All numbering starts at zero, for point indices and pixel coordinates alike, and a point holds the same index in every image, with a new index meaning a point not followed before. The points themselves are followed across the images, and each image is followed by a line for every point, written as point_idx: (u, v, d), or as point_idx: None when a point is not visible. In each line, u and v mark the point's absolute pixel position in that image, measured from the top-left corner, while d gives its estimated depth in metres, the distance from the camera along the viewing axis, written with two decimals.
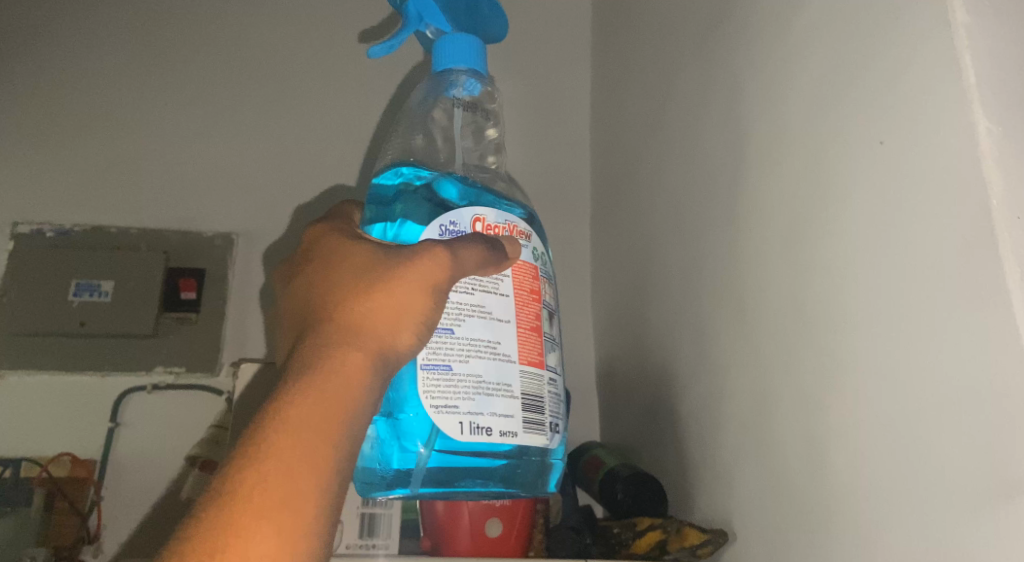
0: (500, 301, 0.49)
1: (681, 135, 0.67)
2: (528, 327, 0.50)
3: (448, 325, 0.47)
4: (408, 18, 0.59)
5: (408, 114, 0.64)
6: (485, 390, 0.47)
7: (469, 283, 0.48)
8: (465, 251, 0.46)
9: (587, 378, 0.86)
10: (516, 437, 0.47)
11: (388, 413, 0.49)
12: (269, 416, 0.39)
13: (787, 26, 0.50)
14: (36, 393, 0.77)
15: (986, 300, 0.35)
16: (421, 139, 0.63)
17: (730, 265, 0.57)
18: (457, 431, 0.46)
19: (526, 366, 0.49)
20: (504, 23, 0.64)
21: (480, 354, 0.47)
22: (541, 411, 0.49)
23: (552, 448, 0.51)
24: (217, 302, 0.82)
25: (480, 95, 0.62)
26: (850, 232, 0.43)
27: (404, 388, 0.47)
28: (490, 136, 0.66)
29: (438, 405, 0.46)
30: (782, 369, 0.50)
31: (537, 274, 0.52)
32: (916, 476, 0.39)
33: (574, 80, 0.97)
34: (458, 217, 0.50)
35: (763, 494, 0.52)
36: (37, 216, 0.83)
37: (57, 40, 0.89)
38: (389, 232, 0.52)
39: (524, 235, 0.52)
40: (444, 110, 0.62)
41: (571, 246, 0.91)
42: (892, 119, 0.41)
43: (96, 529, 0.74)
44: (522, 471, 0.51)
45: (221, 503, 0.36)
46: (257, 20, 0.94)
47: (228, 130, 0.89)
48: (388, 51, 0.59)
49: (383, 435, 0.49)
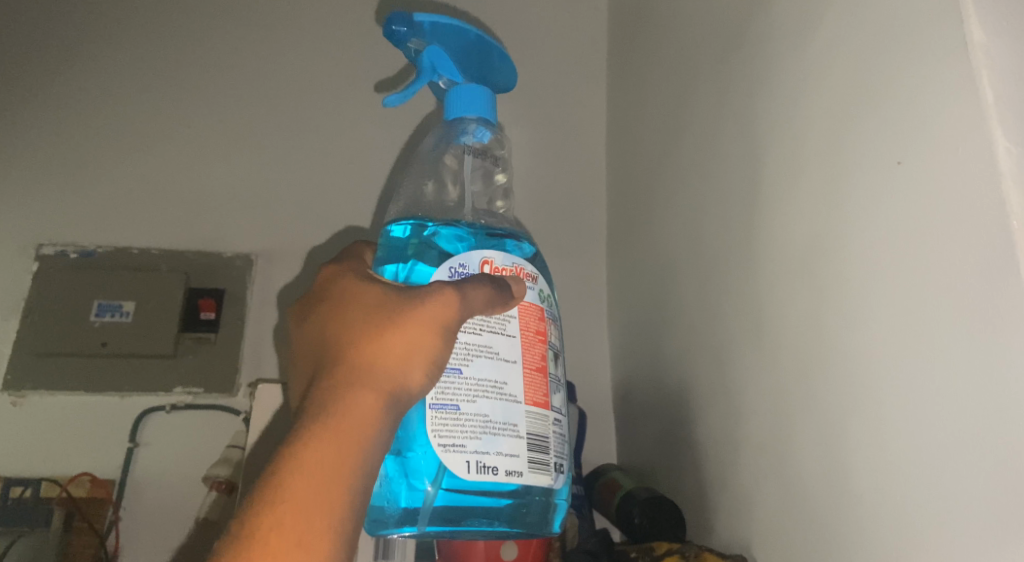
0: (507, 341, 0.49)
1: (695, 155, 0.67)
2: (534, 367, 0.50)
3: (456, 365, 0.47)
4: (422, 69, 0.61)
5: (419, 160, 0.66)
6: (492, 429, 0.47)
7: (476, 324, 0.48)
8: (473, 291, 0.47)
9: (602, 397, 0.86)
10: (521, 476, 0.47)
11: (396, 451, 0.48)
12: (286, 456, 0.40)
13: (799, 49, 0.51)
14: (56, 412, 0.77)
15: (997, 322, 0.35)
16: (432, 186, 0.63)
17: (748, 284, 0.56)
18: (464, 470, 0.46)
19: (532, 406, 0.49)
20: (513, 72, 0.65)
21: (487, 394, 0.47)
22: (547, 451, 0.49)
23: (557, 488, 0.50)
24: (235, 321, 0.83)
25: (490, 142, 0.63)
26: (869, 255, 0.43)
27: (412, 427, 0.47)
28: (499, 181, 0.68)
29: (445, 445, 0.46)
30: (802, 391, 0.49)
31: (542, 315, 0.52)
32: (939, 500, 0.38)
33: (591, 101, 0.98)
34: (467, 259, 0.50)
35: (782, 518, 0.51)
36: (61, 238, 0.84)
37: (84, 67, 0.92)
38: (401, 274, 0.52)
39: (531, 277, 0.52)
40: (455, 156, 0.62)
41: (587, 265, 0.91)
42: (914, 140, 0.40)
43: (114, 550, 0.74)
44: (526, 510, 0.50)
45: (239, 547, 0.36)
46: (280, 47, 0.96)
47: (249, 152, 0.91)
48: (403, 99, 0.61)
49: (392, 472, 0.49)
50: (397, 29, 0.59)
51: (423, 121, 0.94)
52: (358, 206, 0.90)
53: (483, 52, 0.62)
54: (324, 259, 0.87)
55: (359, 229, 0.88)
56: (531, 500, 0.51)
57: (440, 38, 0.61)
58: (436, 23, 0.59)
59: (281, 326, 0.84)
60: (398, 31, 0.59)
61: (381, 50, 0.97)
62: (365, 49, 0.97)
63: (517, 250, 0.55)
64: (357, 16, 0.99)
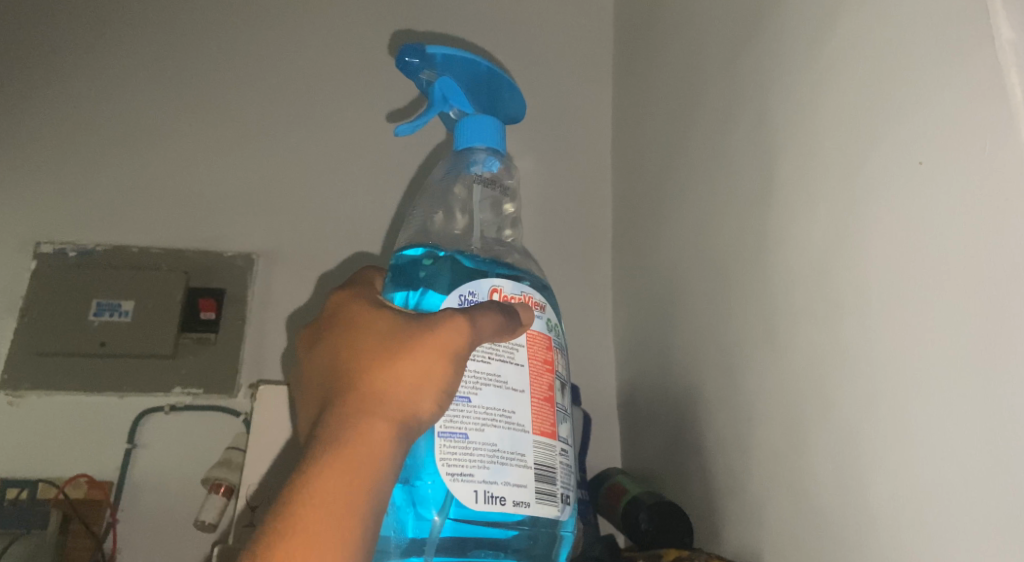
0: (516, 370, 0.48)
1: (704, 157, 0.66)
2: (541, 397, 0.49)
3: (465, 394, 0.46)
4: (433, 100, 0.62)
5: (430, 190, 0.65)
6: (500, 458, 0.46)
7: (485, 352, 0.47)
8: (483, 318, 0.46)
9: (606, 404, 0.84)
10: (529, 507, 0.46)
11: (405, 479, 0.47)
12: (296, 488, 0.39)
13: (814, 47, 0.50)
14: (53, 412, 0.76)
15: (1008, 318, 0.35)
16: (441, 216, 0.62)
17: (761, 288, 0.55)
18: (471, 500, 0.44)
19: (539, 436, 0.48)
20: (523, 103, 0.64)
21: (496, 424, 0.46)
22: (553, 482, 0.48)
23: (563, 520, 0.49)
24: (236, 321, 0.82)
25: (499, 172, 0.62)
26: (892, 264, 0.42)
27: (421, 455, 0.46)
28: (507, 211, 0.66)
29: (454, 473, 0.45)
30: (817, 398, 0.48)
31: (550, 344, 0.51)
32: (966, 509, 0.37)
33: (596, 102, 0.98)
34: (477, 287, 0.50)
35: (795, 529, 0.50)
36: (59, 235, 0.83)
37: (84, 63, 0.91)
38: (411, 300, 0.51)
39: (539, 306, 0.51)
40: (464, 187, 0.62)
41: (592, 270, 0.90)
42: (940, 142, 0.39)
43: (112, 552, 0.73)
44: (532, 542, 0.49)
45: None
46: (283, 46, 0.95)
47: (251, 149, 0.90)
48: (414, 129, 0.61)
49: (399, 500, 0.47)
50: (409, 60, 0.60)
51: (429, 124, 0.93)
52: (361, 205, 0.89)
53: (494, 84, 0.61)
54: (326, 258, 0.86)
55: (362, 229, 0.88)
56: (536, 532, 0.49)
57: (451, 69, 0.60)
58: (449, 56, 0.59)
59: (284, 329, 0.83)
60: (411, 62, 0.59)
61: (383, 50, 0.97)
62: (368, 49, 0.97)
63: (522, 277, 0.54)
64: (361, 15, 0.98)
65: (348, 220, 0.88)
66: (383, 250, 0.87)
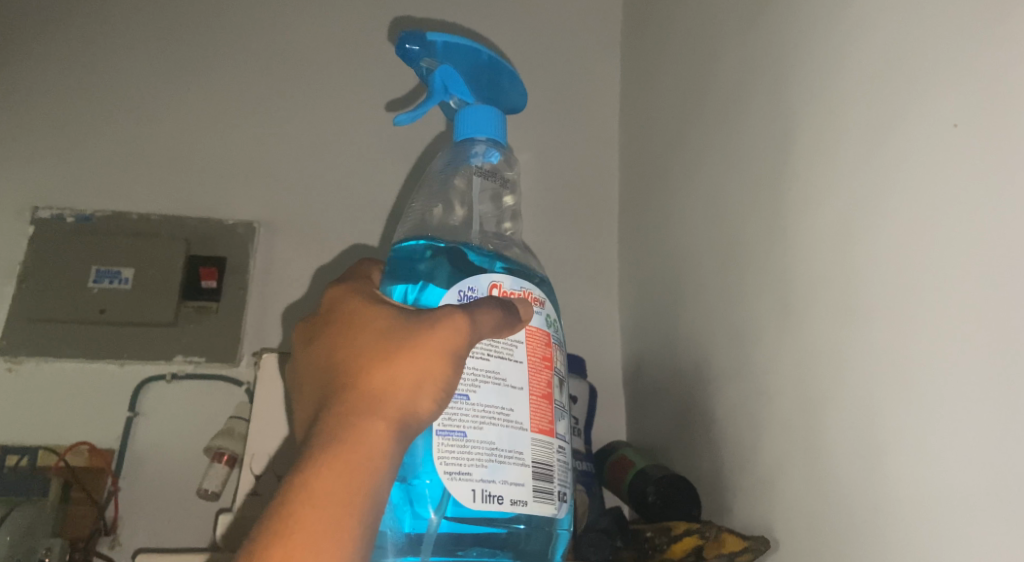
0: (515, 367, 0.47)
1: (717, 127, 0.65)
2: (540, 394, 0.48)
3: (463, 392, 0.45)
4: (433, 89, 0.59)
5: (430, 180, 0.62)
6: (498, 457, 0.45)
7: (483, 349, 0.46)
8: (483, 315, 0.44)
9: (612, 378, 0.84)
10: (526, 506, 0.45)
11: (402, 477, 0.45)
12: (294, 484, 0.38)
13: (838, 11, 0.48)
14: (52, 379, 0.75)
15: None
16: (440, 208, 0.60)
17: (775, 261, 0.54)
18: (469, 498, 0.44)
19: (538, 434, 0.47)
20: (524, 92, 0.62)
21: (494, 421, 0.45)
22: (551, 480, 0.47)
23: (561, 518, 0.48)
24: (238, 290, 0.81)
25: (499, 163, 0.60)
26: (917, 235, 0.41)
27: (419, 455, 0.45)
28: (507, 202, 0.64)
29: (451, 472, 0.44)
30: (833, 375, 0.47)
31: (549, 340, 0.50)
32: (986, 485, 0.36)
33: (605, 70, 0.96)
34: (476, 283, 0.48)
35: (808, 505, 0.49)
36: (57, 200, 0.81)
37: (82, 25, 0.89)
38: (410, 295, 0.50)
39: (538, 301, 0.50)
40: (464, 179, 0.59)
41: (598, 243, 0.89)
42: (976, 105, 0.38)
43: (113, 521, 0.72)
44: (529, 540, 0.48)
45: None
46: (285, 9, 0.93)
47: (253, 115, 0.88)
48: (413, 119, 0.59)
49: (396, 499, 0.46)
50: (409, 48, 0.58)
51: None
52: (365, 173, 0.88)
53: (496, 74, 0.60)
54: (330, 227, 0.85)
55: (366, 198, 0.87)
56: (534, 530, 0.48)
57: (452, 57, 0.58)
58: (449, 43, 0.57)
59: (285, 301, 0.82)
60: (411, 50, 0.57)
61: (387, 15, 0.95)
62: (373, 14, 0.95)
63: (522, 271, 0.53)
64: None
65: (352, 188, 0.87)
66: (387, 220, 0.86)
